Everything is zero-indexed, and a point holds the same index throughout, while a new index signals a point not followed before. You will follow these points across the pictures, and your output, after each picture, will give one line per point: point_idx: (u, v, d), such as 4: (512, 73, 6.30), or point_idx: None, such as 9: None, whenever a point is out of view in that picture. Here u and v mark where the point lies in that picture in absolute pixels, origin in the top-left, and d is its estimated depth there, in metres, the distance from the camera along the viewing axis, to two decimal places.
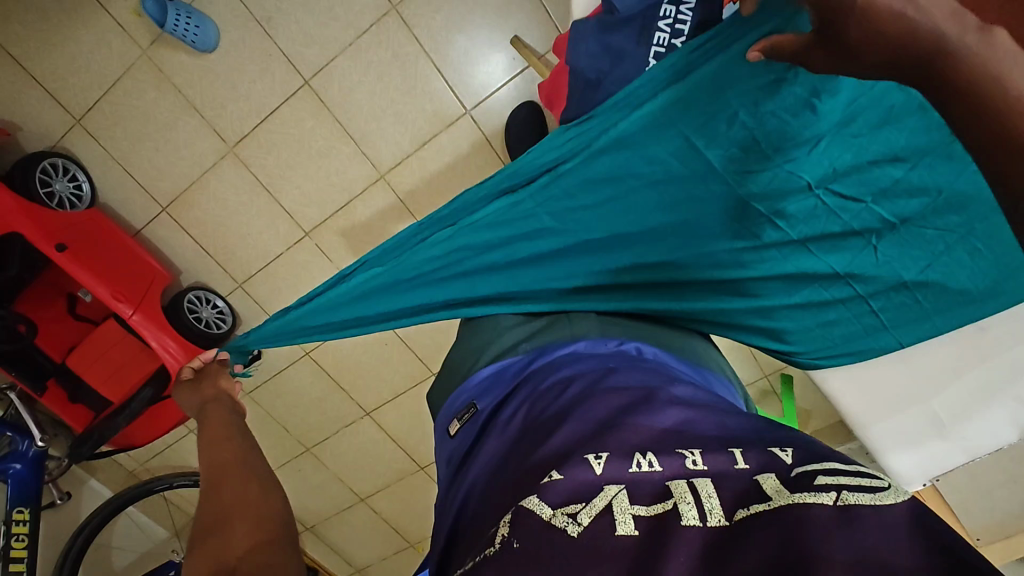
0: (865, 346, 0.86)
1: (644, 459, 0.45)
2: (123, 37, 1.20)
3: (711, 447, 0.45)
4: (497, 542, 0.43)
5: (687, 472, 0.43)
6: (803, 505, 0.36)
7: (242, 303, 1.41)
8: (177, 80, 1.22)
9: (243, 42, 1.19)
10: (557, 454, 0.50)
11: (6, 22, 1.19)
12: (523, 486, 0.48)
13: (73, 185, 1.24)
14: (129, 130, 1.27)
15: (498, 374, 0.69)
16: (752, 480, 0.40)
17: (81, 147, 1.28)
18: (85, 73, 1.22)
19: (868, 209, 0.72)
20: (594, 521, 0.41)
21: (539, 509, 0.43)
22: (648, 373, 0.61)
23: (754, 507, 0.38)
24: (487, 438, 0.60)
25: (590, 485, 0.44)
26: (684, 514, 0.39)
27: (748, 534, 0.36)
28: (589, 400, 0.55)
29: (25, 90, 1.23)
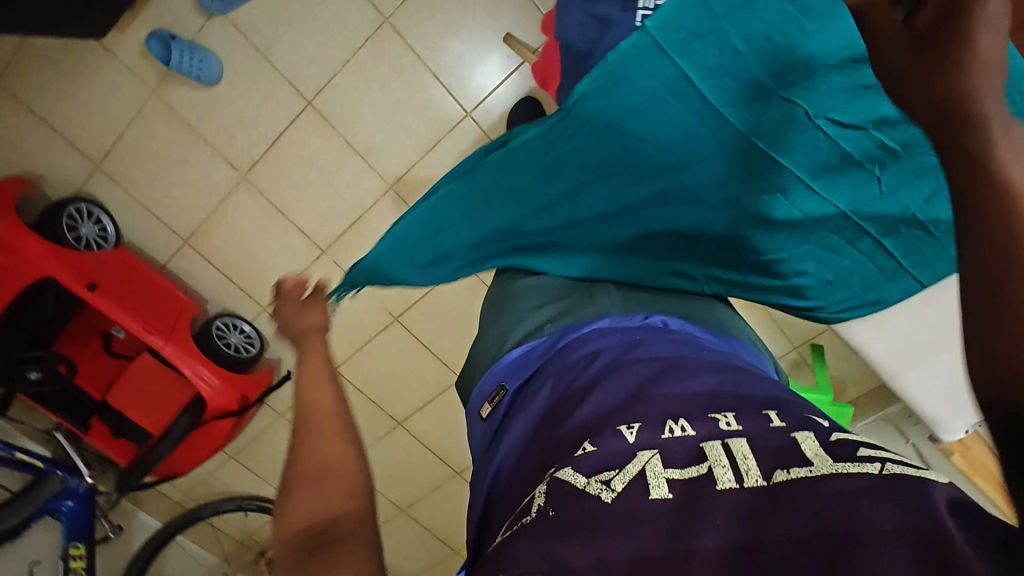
0: (886, 288, 0.84)
1: (677, 424, 0.46)
2: (129, 77, 1.23)
3: (745, 411, 0.46)
4: (533, 511, 0.43)
5: (721, 433, 0.43)
6: (849, 475, 0.36)
7: (267, 325, 1.44)
8: (187, 115, 1.26)
9: (245, 71, 1.21)
10: (587, 424, 0.50)
11: (20, 77, 1.23)
12: (556, 459, 0.48)
13: (98, 227, 1.29)
14: (145, 168, 1.31)
15: (526, 356, 0.67)
16: (789, 436, 0.41)
17: (103, 190, 1.32)
18: (98, 118, 1.26)
19: (868, 136, 0.68)
20: (627, 487, 0.41)
21: (572, 478, 0.44)
22: (675, 344, 0.60)
23: (794, 470, 0.38)
24: (515, 416, 0.60)
25: (623, 452, 0.44)
26: (719, 478, 0.39)
27: (791, 499, 0.36)
28: (614, 373, 0.56)
29: (45, 142, 1.28)
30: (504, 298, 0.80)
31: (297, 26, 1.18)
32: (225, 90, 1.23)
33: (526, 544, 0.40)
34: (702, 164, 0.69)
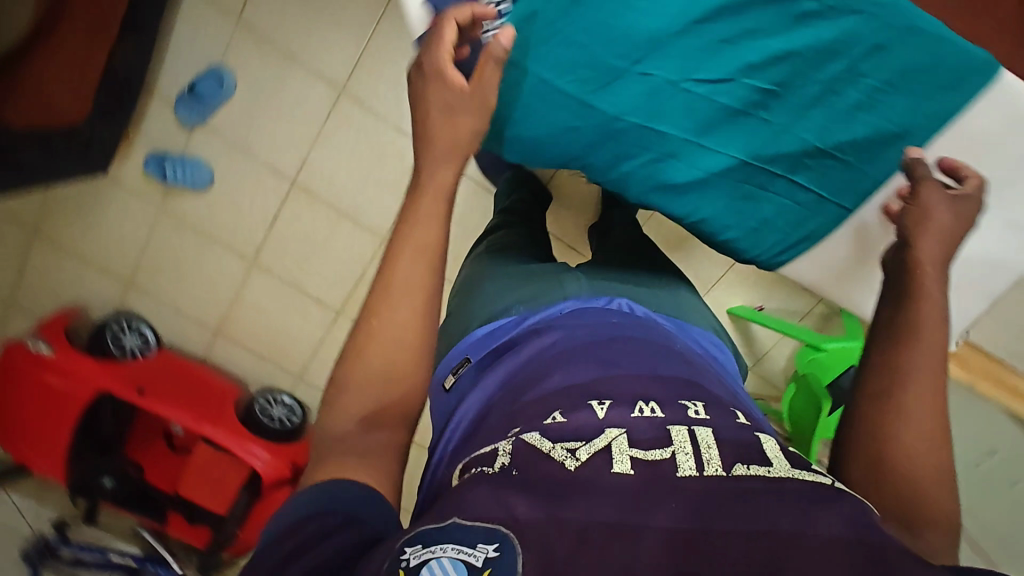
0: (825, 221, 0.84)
1: (646, 407, 0.58)
2: (136, 199, 1.34)
3: (712, 407, 0.60)
4: (499, 465, 0.52)
5: (689, 421, 0.57)
6: (799, 481, 0.50)
7: (306, 392, 1.54)
8: (191, 220, 1.37)
9: (230, 169, 1.31)
10: (553, 395, 0.61)
11: (46, 222, 1.37)
12: (522, 422, 0.58)
13: (141, 338, 1.41)
14: (169, 275, 1.43)
15: (490, 333, 0.75)
16: (755, 435, 0.56)
17: (138, 303, 1.46)
18: (118, 241, 1.39)
19: (739, 84, 0.70)
20: (590, 457, 0.52)
21: (540, 443, 0.53)
22: (632, 331, 0.72)
23: (753, 467, 0.51)
24: (476, 385, 0.69)
25: (594, 427, 0.55)
26: (682, 463, 0.51)
27: (749, 486, 0.49)
28: (575, 356, 0.67)
29: (81, 272, 1.43)
30: (472, 287, 0.89)
31: (265, 115, 1.27)
32: (219, 192, 1.33)
33: (486, 491, 0.48)
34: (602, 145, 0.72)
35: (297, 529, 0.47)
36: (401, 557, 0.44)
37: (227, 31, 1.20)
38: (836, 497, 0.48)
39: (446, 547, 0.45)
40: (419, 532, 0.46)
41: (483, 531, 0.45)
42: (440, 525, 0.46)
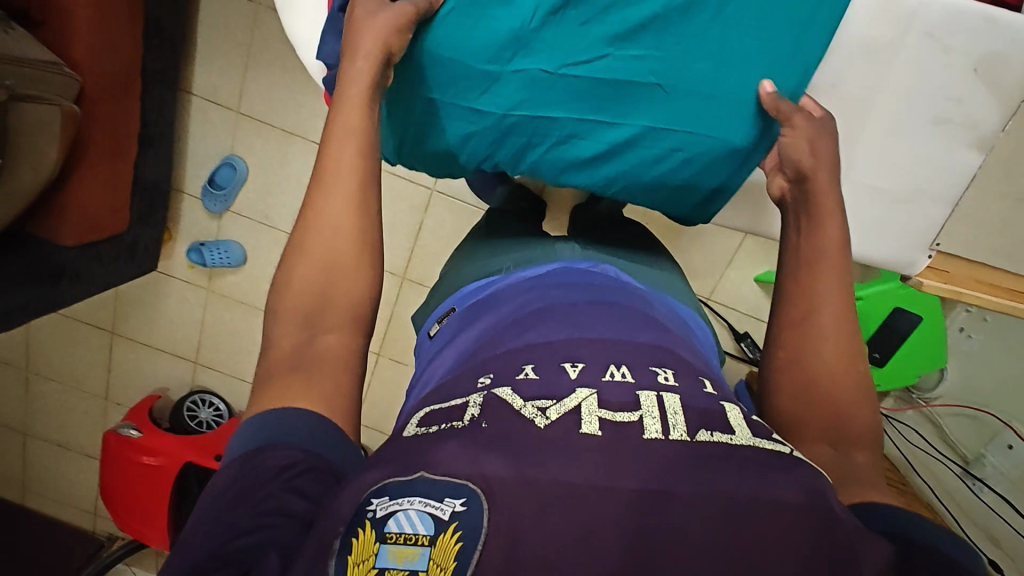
0: (712, 163, 0.72)
1: (617, 370, 0.52)
2: (190, 287, 1.52)
3: (683, 374, 0.53)
4: (467, 418, 0.48)
5: (658, 386, 0.50)
6: (762, 449, 0.45)
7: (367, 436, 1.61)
8: (236, 295, 1.51)
9: (258, 242, 1.44)
10: (527, 350, 0.56)
11: (126, 322, 1.58)
12: (496, 373, 0.53)
13: (215, 411, 1.60)
14: (228, 348, 1.58)
15: (480, 286, 0.75)
16: (718, 404, 0.50)
17: (208, 379, 1.63)
18: (183, 327, 1.57)
19: (614, 57, 0.65)
20: (560, 417, 0.46)
21: (510, 399, 0.48)
22: (612, 295, 0.65)
23: (716, 434, 0.46)
24: (456, 338, 0.67)
25: (565, 387, 0.50)
26: (648, 427, 0.46)
27: (708, 453, 0.43)
28: (558, 312, 0.61)
29: (159, 360, 1.62)
30: (469, 254, 0.90)
31: (276, 188, 1.38)
32: (253, 265, 1.46)
33: (458, 444, 0.44)
34: (509, 145, 0.70)
35: (247, 461, 0.46)
36: (367, 510, 0.42)
37: (232, 125, 1.34)
38: (793, 464, 0.44)
39: (414, 499, 0.42)
40: (386, 484, 0.43)
41: (450, 486, 0.42)
42: (408, 478, 0.43)
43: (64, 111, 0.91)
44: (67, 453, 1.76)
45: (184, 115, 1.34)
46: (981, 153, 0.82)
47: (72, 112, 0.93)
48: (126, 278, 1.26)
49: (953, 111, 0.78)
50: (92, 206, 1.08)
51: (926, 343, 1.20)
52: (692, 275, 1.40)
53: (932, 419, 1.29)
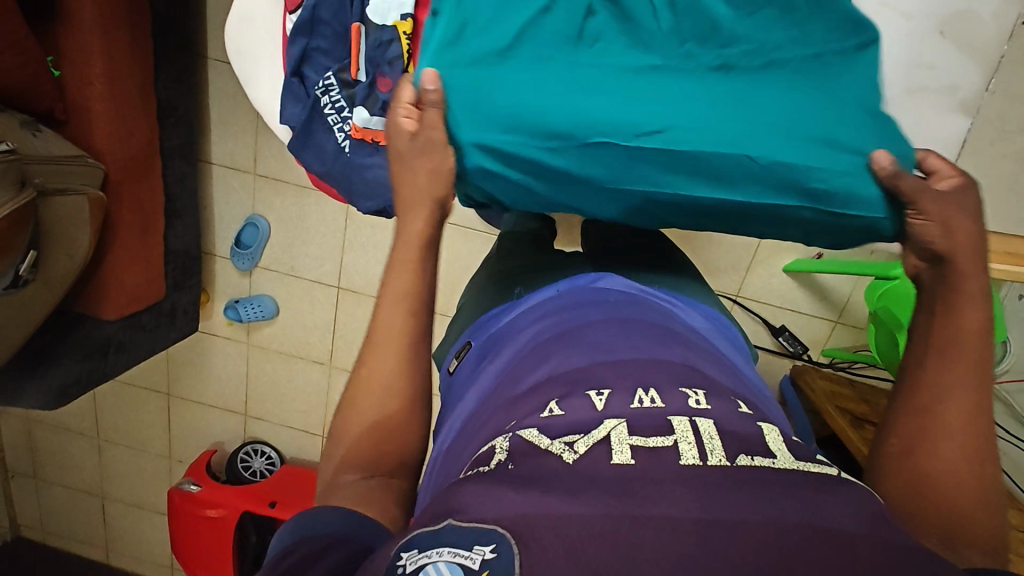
0: (817, 229, 0.58)
1: (646, 395, 0.46)
2: (231, 342, 1.59)
3: (716, 395, 0.47)
4: (493, 462, 0.42)
5: (691, 411, 0.44)
6: (807, 472, 0.39)
7: None
8: (273, 345, 1.57)
9: (288, 293, 1.51)
10: (547, 383, 0.50)
11: (178, 382, 1.68)
12: (522, 413, 0.48)
13: (267, 459, 1.67)
14: (272, 397, 1.65)
15: (493, 317, 0.71)
16: (755, 425, 0.44)
17: (258, 429, 1.70)
18: (229, 382, 1.65)
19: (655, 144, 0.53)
20: (589, 449, 0.41)
21: (536, 438, 0.43)
22: (633, 310, 0.60)
23: (757, 458, 0.40)
24: (476, 375, 0.62)
25: (592, 420, 0.44)
26: (684, 454, 0.40)
27: (752, 478, 0.37)
28: (574, 337, 0.56)
29: (211, 415, 1.70)
30: (479, 281, 0.84)
31: (300, 241, 1.45)
32: (285, 315, 1.53)
33: (480, 485, 0.39)
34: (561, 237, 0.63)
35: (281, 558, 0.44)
36: (396, 565, 0.37)
37: (252, 186, 1.41)
38: (846, 488, 0.38)
39: (442, 549, 0.36)
40: (414, 535, 0.38)
41: (478, 532, 0.35)
42: (436, 527, 0.38)
43: (89, 198, 1.00)
44: (139, 511, 1.86)
45: (207, 183, 1.42)
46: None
47: (98, 198, 1.01)
48: (168, 341, 1.34)
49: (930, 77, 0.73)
50: (128, 283, 1.16)
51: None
52: (717, 273, 1.36)
53: (1001, 398, 1.20)
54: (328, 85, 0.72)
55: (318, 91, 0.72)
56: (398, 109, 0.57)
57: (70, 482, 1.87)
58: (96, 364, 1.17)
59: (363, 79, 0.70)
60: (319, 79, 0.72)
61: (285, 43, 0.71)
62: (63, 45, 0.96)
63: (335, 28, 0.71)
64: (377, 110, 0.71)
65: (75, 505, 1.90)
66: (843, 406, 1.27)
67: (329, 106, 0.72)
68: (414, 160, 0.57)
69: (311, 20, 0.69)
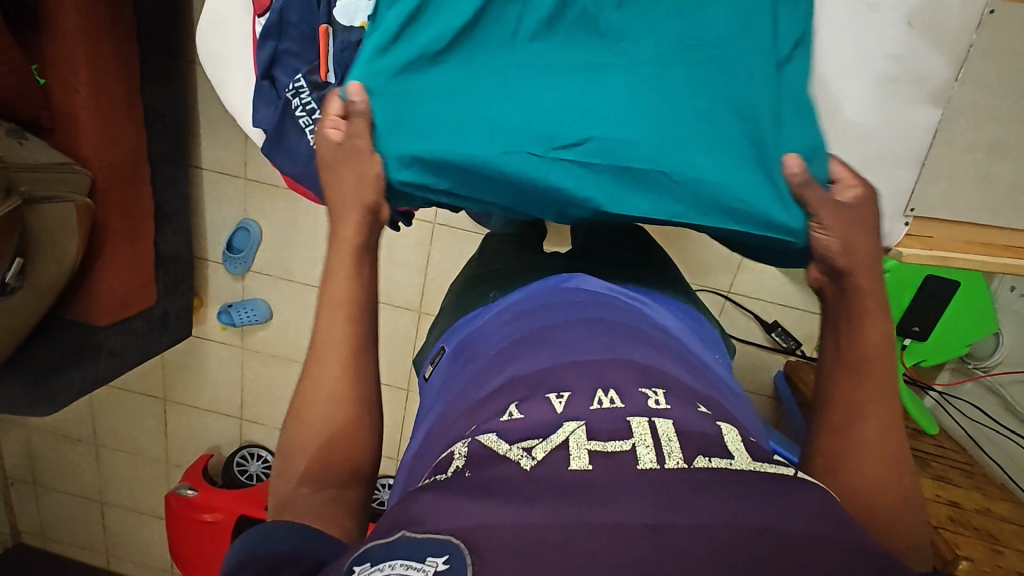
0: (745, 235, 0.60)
1: (605, 396, 0.46)
2: (225, 347, 1.60)
3: (677, 395, 0.46)
4: (452, 469, 0.42)
5: (650, 412, 0.44)
6: (765, 473, 0.38)
7: None
8: (267, 349, 1.58)
9: (280, 297, 1.51)
10: (505, 387, 0.50)
11: (174, 387, 1.68)
12: (482, 418, 0.47)
13: (262, 462, 1.67)
14: (267, 401, 1.65)
15: (468, 322, 0.70)
16: (715, 426, 0.43)
17: (254, 432, 1.70)
18: (224, 386, 1.65)
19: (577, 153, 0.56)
20: (548, 454, 0.40)
21: (495, 444, 0.42)
22: (602, 311, 0.59)
23: (715, 459, 0.39)
24: (448, 379, 0.62)
25: (550, 422, 0.44)
26: (642, 458, 0.39)
27: (707, 480, 0.37)
28: (540, 339, 0.55)
29: (207, 420, 1.71)
30: (461, 281, 0.84)
31: (290, 244, 1.45)
32: (278, 319, 1.53)
33: (439, 494, 0.39)
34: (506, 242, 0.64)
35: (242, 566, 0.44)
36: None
37: (241, 190, 1.42)
38: (803, 489, 0.38)
39: (394, 562, 0.35)
40: (367, 549, 0.38)
41: (433, 543, 0.35)
42: (389, 539, 0.37)
43: (77, 206, 1.00)
44: (140, 517, 1.87)
45: (197, 188, 1.43)
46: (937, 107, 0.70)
47: (85, 205, 1.02)
48: (161, 346, 1.35)
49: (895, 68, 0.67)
50: (118, 290, 1.16)
51: (979, 309, 1.11)
52: (706, 269, 1.35)
53: (993, 389, 1.19)
54: (297, 87, 0.71)
55: (287, 94, 0.71)
56: (325, 121, 0.59)
57: (70, 489, 1.88)
58: (87, 370, 1.16)
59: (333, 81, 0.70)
60: (288, 82, 0.71)
61: (255, 46, 0.72)
62: (48, 53, 0.97)
63: (302, 29, 0.70)
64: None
65: (78, 512, 1.91)
66: None
67: (299, 108, 0.71)
68: (340, 168, 0.59)
69: (278, 24, 0.70)
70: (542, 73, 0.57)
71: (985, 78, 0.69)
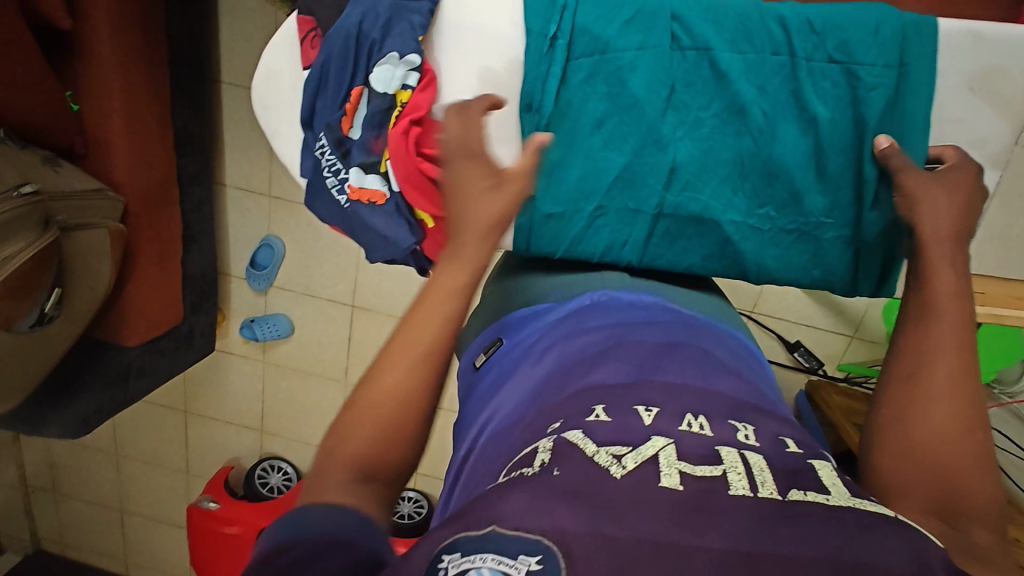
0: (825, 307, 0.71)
1: (694, 420, 0.45)
2: (246, 360, 1.61)
3: (764, 431, 0.46)
4: (537, 466, 0.40)
5: (739, 443, 0.43)
6: (863, 510, 0.37)
7: (429, 484, 1.66)
8: (288, 362, 1.59)
9: (301, 311, 1.52)
10: (598, 394, 0.48)
11: (196, 399, 1.69)
12: (568, 416, 0.46)
13: (283, 475, 1.68)
14: (288, 413, 1.66)
15: (525, 317, 0.66)
16: (805, 463, 0.42)
17: (273, 444, 1.71)
18: (245, 399, 1.67)
19: (714, 251, 0.68)
20: (639, 466, 0.39)
21: (583, 444, 0.41)
22: (682, 336, 0.57)
23: (810, 494, 0.38)
24: (509, 379, 0.58)
25: (638, 433, 0.43)
26: (734, 484, 0.38)
27: (807, 513, 0.36)
28: (630, 352, 0.54)
29: (226, 430, 1.72)
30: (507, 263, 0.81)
31: (315, 261, 1.45)
32: (300, 333, 1.54)
33: (526, 493, 0.37)
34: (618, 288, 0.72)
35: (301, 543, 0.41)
36: (437, 568, 0.36)
37: (266, 208, 1.42)
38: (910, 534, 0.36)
39: (486, 556, 0.35)
40: (455, 538, 0.36)
41: (526, 541, 0.34)
42: (479, 531, 0.36)
43: (110, 231, 1.01)
44: (158, 525, 1.89)
45: (221, 205, 1.43)
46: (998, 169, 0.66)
47: (118, 230, 1.02)
48: (187, 363, 1.36)
49: (954, 132, 0.65)
50: (149, 309, 1.17)
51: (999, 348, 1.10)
52: (732, 289, 1.35)
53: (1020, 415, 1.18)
54: (323, 146, 0.70)
55: (316, 151, 0.71)
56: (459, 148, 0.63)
57: (91, 498, 1.90)
58: (116, 391, 1.19)
59: (356, 138, 0.69)
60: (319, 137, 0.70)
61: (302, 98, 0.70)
62: (83, 80, 0.97)
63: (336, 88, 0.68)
64: (372, 169, 0.68)
65: (96, 520, 1.93)
66: (860, 423, 1.24)
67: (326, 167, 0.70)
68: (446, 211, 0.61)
69: (319, 79, 0.68)
70: (704, 184, 0.66)
71: None
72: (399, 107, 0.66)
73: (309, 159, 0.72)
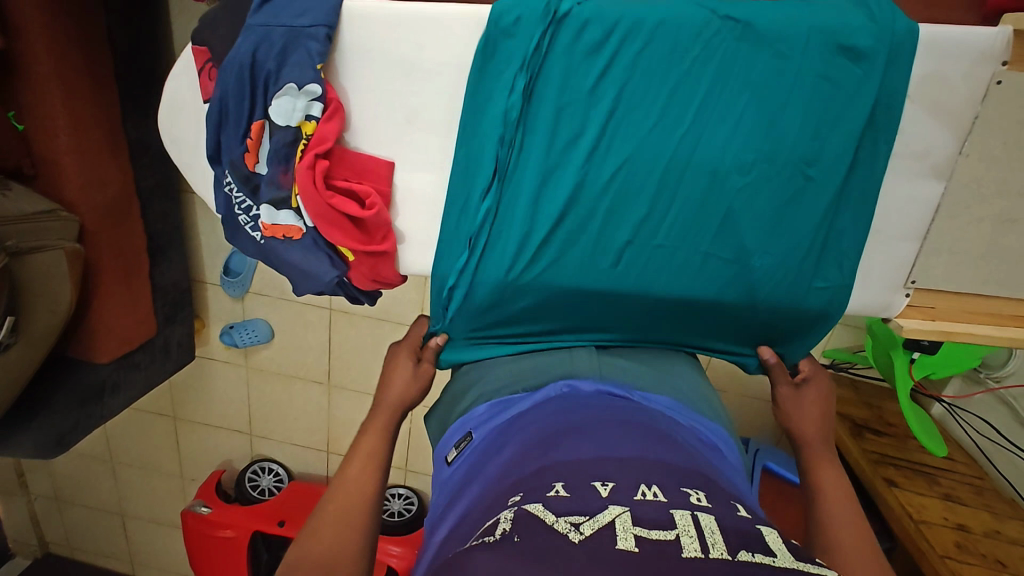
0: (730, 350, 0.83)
1: (648, 490, 0.43)
2: (230, 366, 1.61)
3: (715, 495, 0.44)
4: (498, 534, 0.40)
5: (692, 507, 0.41)
6: (809, 572, 0.35)
7: (417, 480, 1.66)
8: (271, 366, 1.58)
9: (280, 316, 1.51)
10: (550, 475, 0.47)
11: (184, 405, 1.70)
12: (526, 493, 0.46)
13: (274, 477, 1.70)
14: (275, 416, 1.66)
15: (496, 406, 0.64)
16: (754, 525, 0.41)
17: (264, 446, 1.73)
18: (232, 403, 1.67)
19: None
20: (595, 532, 0.38)
21: (543, 514, 0.41)
22: (639, 415, 0.56)
23: (757, 554, 0.36)
24: (472, 480, 0.56)
25: (593, 505, 0.41)
26: (686, 546, 0.36)
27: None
28: (585, 430, 0.52)
29: (216, 434, 1.73)
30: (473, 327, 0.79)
31: None
32: (281, 338, 1.53)
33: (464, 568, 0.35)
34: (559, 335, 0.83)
35: None
36: None
37: None
38: None
39: None
40: None
41: None
42: None
43: (66, 252, 0.99)
44: (158, 527, 1.92)
45: (190, 212, 1.40)
46: (941, 180, 0.73)
47: (74, 250, 1.00)
48: (165, 375, 1.36)
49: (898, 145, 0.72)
50: (117, 325, 1.16)
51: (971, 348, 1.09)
52: None
53: (1006, 401, 1.15)
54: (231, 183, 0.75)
55: (226, 188, 0.76)
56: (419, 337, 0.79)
57: (90, 503, 1.93)
58: (92, 407, 1.19)
59: (263, 172, 0.74)
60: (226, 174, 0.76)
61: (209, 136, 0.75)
62: (24, 99, 0.95)
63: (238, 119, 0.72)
64: (283, 204, 0.73)
65: (98, 523, 1.96)
66: (845, 412, 1.20)
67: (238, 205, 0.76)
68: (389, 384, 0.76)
69: (221, 115, 0.72)
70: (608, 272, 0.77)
71: (993, 139, 0.70)
72: (305, 139, 0.71)
73: (223, 197, 0.78)
